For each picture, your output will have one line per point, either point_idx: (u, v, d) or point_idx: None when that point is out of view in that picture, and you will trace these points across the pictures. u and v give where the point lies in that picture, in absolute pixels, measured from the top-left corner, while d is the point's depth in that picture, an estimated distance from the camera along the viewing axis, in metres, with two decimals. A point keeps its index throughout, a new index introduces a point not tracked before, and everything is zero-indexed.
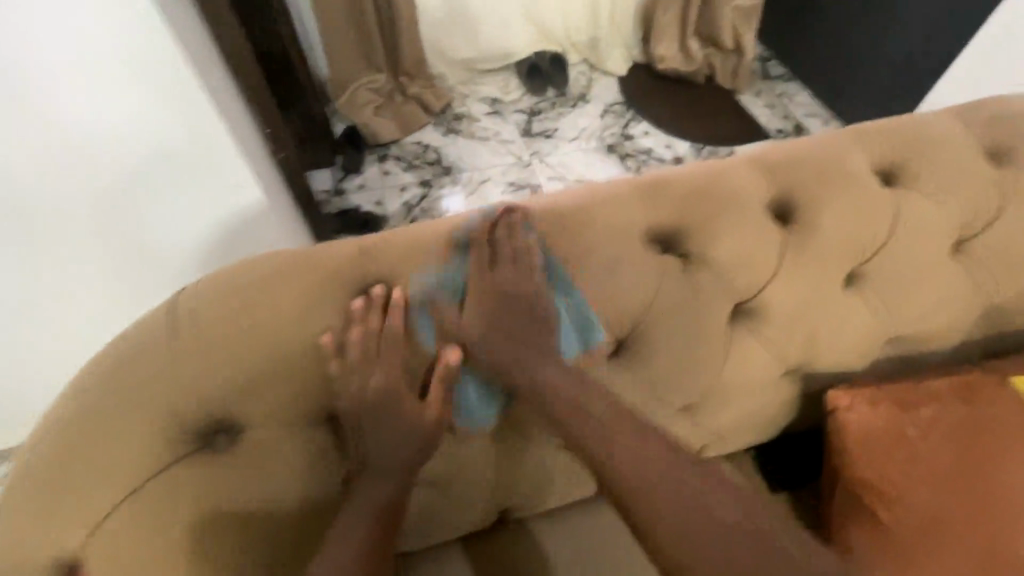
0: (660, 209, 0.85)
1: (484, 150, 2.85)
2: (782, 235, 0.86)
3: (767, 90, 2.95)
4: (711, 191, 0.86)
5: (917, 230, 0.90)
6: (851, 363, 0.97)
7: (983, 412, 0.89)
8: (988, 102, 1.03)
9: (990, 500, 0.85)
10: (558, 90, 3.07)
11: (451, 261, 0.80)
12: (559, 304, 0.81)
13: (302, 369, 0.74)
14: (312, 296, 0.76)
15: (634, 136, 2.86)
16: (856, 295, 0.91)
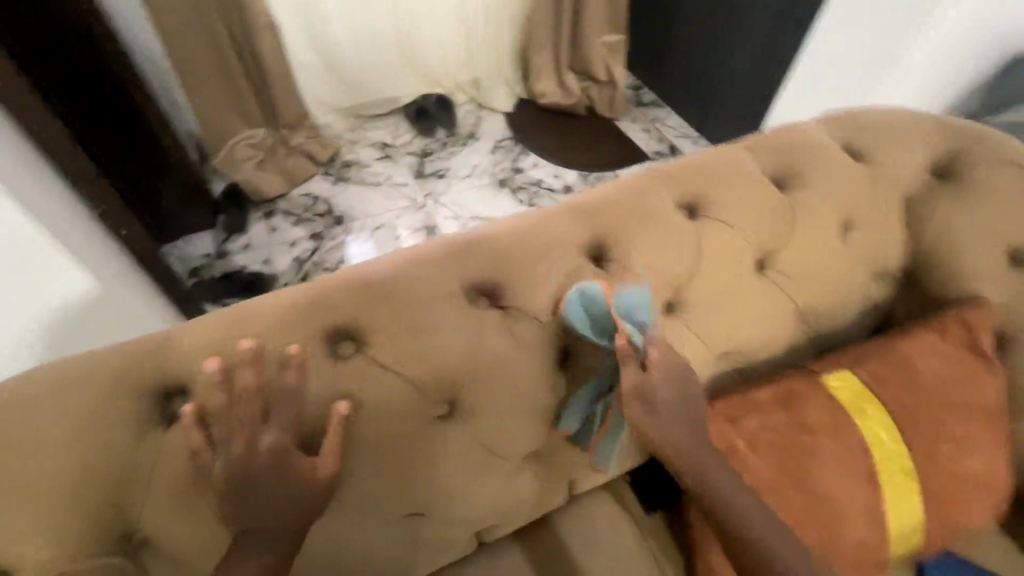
0: (481, 266, 0.88)
1: (376, 195, 2.82)
2: (599, 275, 0.90)
3: (642, 116, 3.10)
4: (530, 242, 0.90)
5: (725, 258, 0.99)
6: (688, 384, 1.03)
7: (797, 416, 0.97)
8: (775, 132, 1.15)
9: (810, 499, 0.93)
10: (448, 131, 3.10)
11: (269, 347, 0.77)
12: (388, 375, 0.79)
13: (94, 485, 0.68)
14: (102, 407, 0.70)
15: (524, 169, 2.95)
16: (677, 321, 0.98)
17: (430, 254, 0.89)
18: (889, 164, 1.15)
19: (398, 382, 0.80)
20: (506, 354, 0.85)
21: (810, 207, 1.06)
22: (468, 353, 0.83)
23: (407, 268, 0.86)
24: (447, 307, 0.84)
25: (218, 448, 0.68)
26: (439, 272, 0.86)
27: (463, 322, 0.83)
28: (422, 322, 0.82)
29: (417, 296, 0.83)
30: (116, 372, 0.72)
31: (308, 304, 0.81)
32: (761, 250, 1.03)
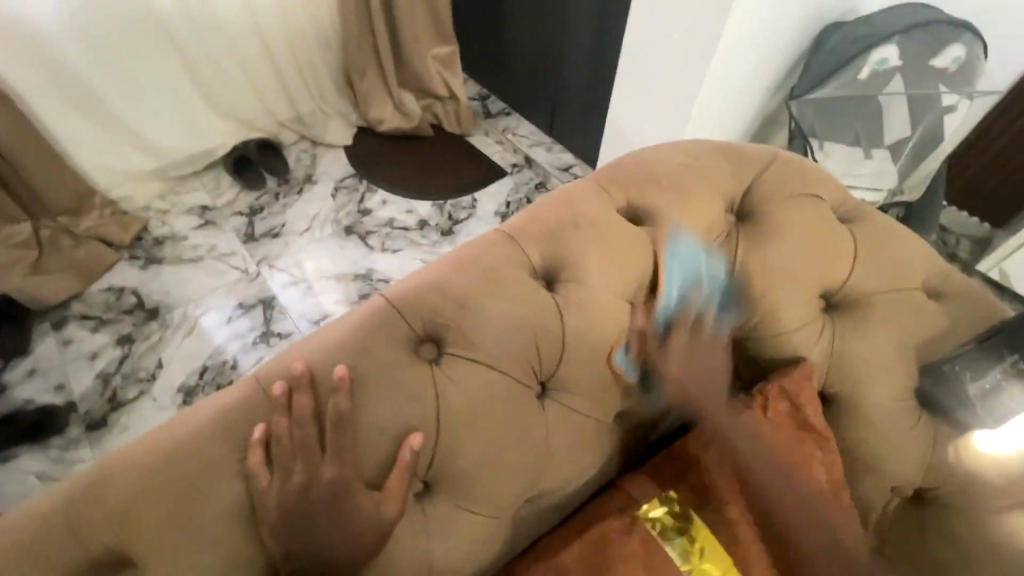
0: (280, 416, 0.62)
1: (199, 272, 1.92)
2: (446, 379, 0.70)
3: (493, 129, 2.42)
4: (349, 361, 0.67)
5: (604, 317, 0.80)
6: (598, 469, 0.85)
7: (728, 464, 0.81)
8: (628, 156, 0.98)
9: (758, 551, 0.78)
10: (278, 176, 2.17)
11: None
12: None
13: None
14: None
15: (373, 210, 2.14)
16: (566, 408, 0.77)
17: (210, 416, 0.62)
18: (761, 155, 1.02)
19: None
20: (343, 531, 0.59)
21: (691, 230, 0.91)
22: (277, 541, 0.58)
23: (170, 450, 0.60)
24: (234, 497, 0.58)
25: (463, 339, 0.72)
26: (223, 444, 0.60)
27: (251, 507, 0.59)
28: (201, 528, 0.57)
29: (193, 486, 0.58)
30: None
31: (44, 535, 0.55)
32: (647, 295, 0.86)
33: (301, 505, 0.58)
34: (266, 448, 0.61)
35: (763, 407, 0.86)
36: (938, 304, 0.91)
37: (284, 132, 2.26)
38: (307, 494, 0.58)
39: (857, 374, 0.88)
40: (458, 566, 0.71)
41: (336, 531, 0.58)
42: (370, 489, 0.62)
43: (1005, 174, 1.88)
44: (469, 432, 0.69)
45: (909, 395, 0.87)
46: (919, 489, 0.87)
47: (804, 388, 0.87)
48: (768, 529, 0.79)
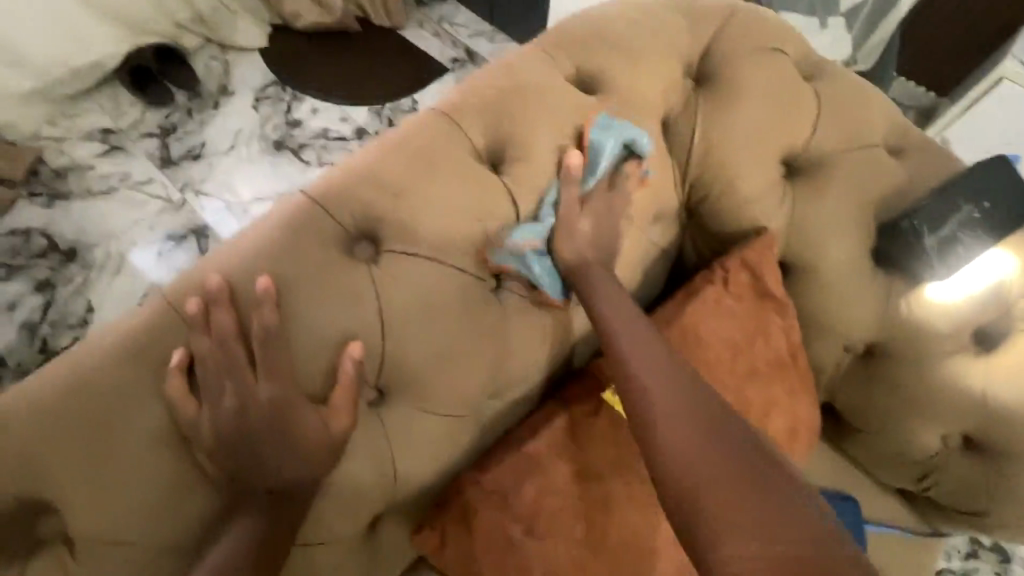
0: (197, 332, 0.54)
1: (119, 204, 1.61)
2: (386, 276, 0.63)
3: (426, 17, 2.14)
4: (271, 268, 0.58)
5: (557, 200, 0.73)
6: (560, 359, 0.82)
7: (693, 339, 0.80)
8: (574, 18, 0.86)
9: None
10: (188, 89, 1.83)
11: None
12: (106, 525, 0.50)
13: None
14: None
15: (304, 120, 1.87)
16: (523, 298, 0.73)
17: (115, 344, 0.54)
18: (720, 9, 0.91)
19: (137, 532, 0.51)
20: (290, 445, 0.54)
21: (645, 98, 0.82)
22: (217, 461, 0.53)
23: (73, 384, 0.52)
24: (159, 428, 0.52)
25: (404, 232, 0.64)
26: (134, 369, 0.53)
27: (178, 431, 0.52)
28: (124, 458, 0.51)
29: (108, 420, 0.51)
30: None
31: None
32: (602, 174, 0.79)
33: (237, 424, 0.52)
34: (189, 368, 0.54)
35: (724, 281, 0.84)
36: (897, 162, 0.89)
37: (184, 36, 1.87)
38: (246, 411, 0.53)
39: (815, 238, 0.86)
40: (422, 467, 0.69)
41: (282, 448, 0.54)
42: (315, 402, 0.57)
43: (960, 33, 1.80)
44: (419, 334, 0.64)
45: (865, 257, 0.86)
46: (869, 345, 0.90)
47: (764, 258, 0.85)
48: (728, 397, 0.80)
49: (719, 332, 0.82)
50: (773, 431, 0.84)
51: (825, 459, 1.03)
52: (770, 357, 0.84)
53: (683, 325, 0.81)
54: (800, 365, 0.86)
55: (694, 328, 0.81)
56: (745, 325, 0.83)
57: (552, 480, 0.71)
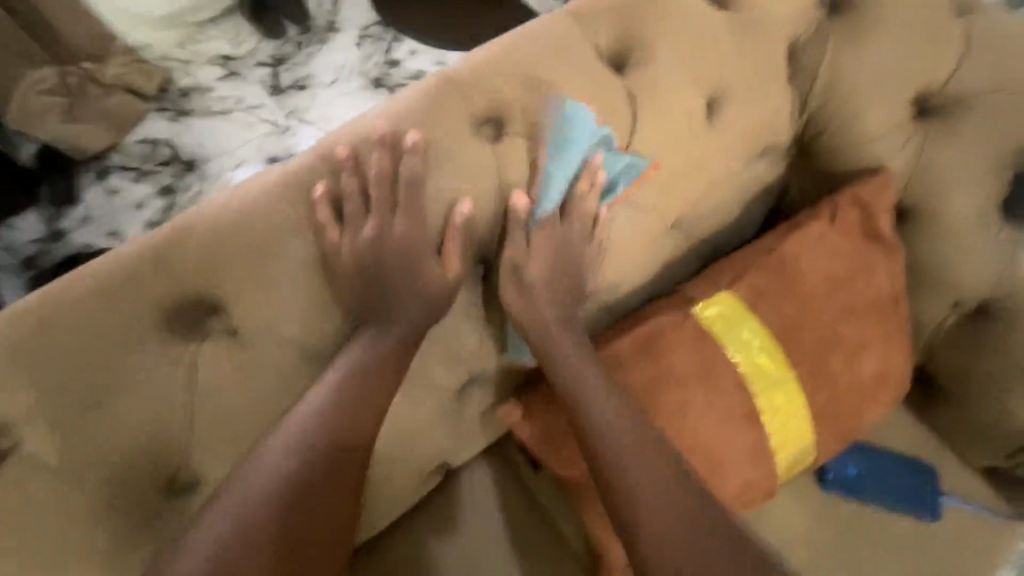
0: (346, 175, 0.62)
1: (206, 117, 1.43)
2: (507, 155, 0.67)
3: None
4: (411, 131, 0.64)
5: (671, 108, 0.75)
6: (651, 273, 0.84)
7: (792, 267, 0.80)
8: None
9: (812, 350, 0.79)
10: (299, 21, 1.58)
11: (100, 323, 0.55)
12: (262, 325, 0.60)
13: None
14: None
15: (404, 61, 1.59)
16: (625, 201, 0.76)
17: (280, 179, 0.61)
18: None
19: (285, 337, 0.61)
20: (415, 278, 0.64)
21: (775, 17, 0.80)
22: (352, 286, 0.62)
23: (244, 204, 0.60)
24: (313, 255, 0.60)
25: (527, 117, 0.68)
26: (292, 201, 0.60)
27: (326, 257, 0.60)
28: (280, 273, 0.59)
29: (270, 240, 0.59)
30: None
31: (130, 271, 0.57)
32: (720, 90, 0.78)
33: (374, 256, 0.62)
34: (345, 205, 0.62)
35: (833, 215, 0.82)
36: None
37: None
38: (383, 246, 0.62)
39: (940, 183, 0.82)
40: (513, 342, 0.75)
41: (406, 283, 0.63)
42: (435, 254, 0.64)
43: None
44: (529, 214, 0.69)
45: (995, 208, 0.81)
46: (983, 304, 0.85)
47: (880, 196, 0.82)
48: (821, 329, 0.79)
49: (820, 265, 0.80)
50: (863, 373, 0.82)
51: (906, 423, 1.00)
52: (870, 298, 0.82)
53: (783, 253, 0.80)
54: (900, 312, 0.84)
55: (795, 257, 0.80)
56: (848, 262, 0.81)
57: (636, 375, 0.74)
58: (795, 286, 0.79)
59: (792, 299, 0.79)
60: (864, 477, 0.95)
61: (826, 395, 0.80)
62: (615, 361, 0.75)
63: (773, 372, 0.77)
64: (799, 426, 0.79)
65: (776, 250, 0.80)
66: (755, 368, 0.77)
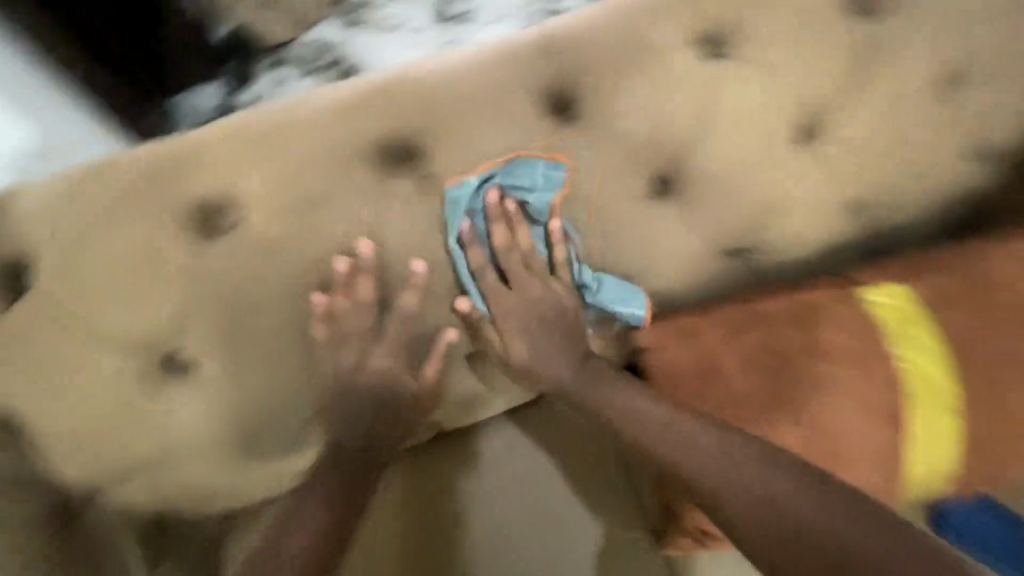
0: (564, 57, 0.64)
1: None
2: (721, 74, 0.66)
3: None
4: (635, 25, 0.64)
5: (902, 72, 0.70)
6: (823, 248, 0.79)
7: (981, 277, 0.73)
8: None
9: (985, 372, 0.72)
10: None
11: (327, 137, 0.61)
12: (452, 182, 0.63)
13: (145, 293, 0.60)
14: (137, 211, 0.58)
15: None
16: (822, 158, 0.72)
17: (503, 48, 0.64)
18: None
19: (469, 197, 0.64)
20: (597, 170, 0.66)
21: None
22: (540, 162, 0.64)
23: (467, 64, 0.63)
24: (520, 127, 0.64)
25: (751, 44, 0.66)
26: (510, 70, 0.63)
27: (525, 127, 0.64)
28: (483, 133, 0.63)
29: (485, 103, 0.63)
30: (143, 186, 0.59)
31: (360, 100, 0.62)
32: (960, 66, 0.71)
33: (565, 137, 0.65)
34: (564, 92, 0.64)
35: None
36: None
37: None
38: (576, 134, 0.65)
39: None
40: (666, 272, 0.74)
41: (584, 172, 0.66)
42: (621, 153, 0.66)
43: None
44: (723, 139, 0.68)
45: None
46: None
47: None
48: (1003, 353, 0.71)
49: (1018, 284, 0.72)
50: None
51: None
52: None
53: (976, 260, 0.74)
54: None
55: (990, 267, 0.73)
56: None
57: (783, 339, 0.71)
58: (979, 296, 0.73)
59: (976, 311, 0.72)
60: (990, 528, 0.76)
61: (985, 425, 0.72)
62: (764, 318, 0.72)
63: (934, 380, 0.71)
64: (945, 446, 0.72)
65: (971, 256, 0.73)
66: (916, 369, 0.71)
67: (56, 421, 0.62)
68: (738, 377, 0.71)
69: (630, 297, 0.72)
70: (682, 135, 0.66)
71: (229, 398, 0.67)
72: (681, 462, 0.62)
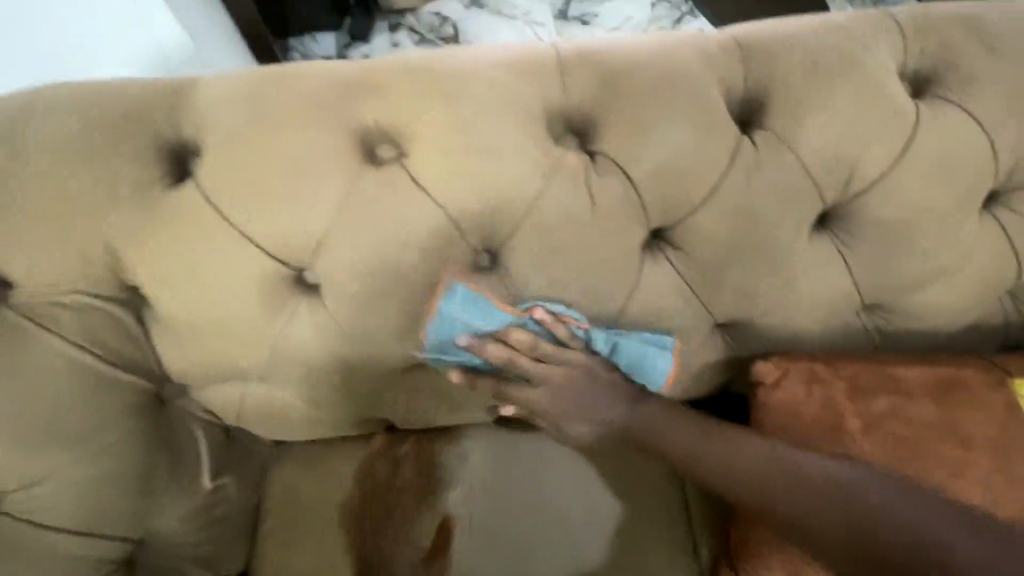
0: (762, 69, 0.62)
1: (487, 13, 1.30)
2: (922, 118, 0.63)
3: None
4: (839, 54, 0.63)
5: None
6: (977, 329, 0.72)
7: None
8: None
9: None
10: None
11: (513, 93, 0.59)
12: (629, 164, 0.59)
13: (297, 205, 0.58)
14: (316, 124, 0.58)
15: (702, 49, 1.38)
16: (1006, 230, 0.67)
17: (703, 46, 0.62)
18: None
19: (640, 183, 0.60)
20: (778, 185, 0.62)
21: None
22: (722, 164, 0.60)
23: (666, 52, 0.61)
24: (715, 124, 0.60)
25: (955, 96, 0.63)
26: (709, 67, 0.61)
27: (715, 124, 0.60)
28: (671, 120, 0.59)
29: (685, 91, 0.60)
30: (328, 102, 0.59)
31: (550, 66, 0.61)
32: None
33: (751, 145, 0.61)
34: (751, 104, 0.63)
35: None
36: None
37: None
38: (763, 145, 0.61)
39: None
40: (820, 311, 0.68)
41: (764, 185, 0.61)
42: (806, 174, 0.62)
43: None
44: (914, 184, 0.63)
45: None
46: None
47: None
48: None
49: None
50: None
51: None
52: None
53: None
54: None
55: None
56: None
57: (927, 413, 0.65)
58: None
59: None
60: None
61: None
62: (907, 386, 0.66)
63: None
64: None
65: None
66: None
67: (182, 303, 0.60)
68: (867, 440, 0.64)
69: (649, 363, 0.64)
70: (874, 170, 0.62)
71: (339, 333, 0.63)
72: (752, 485, 0.61)
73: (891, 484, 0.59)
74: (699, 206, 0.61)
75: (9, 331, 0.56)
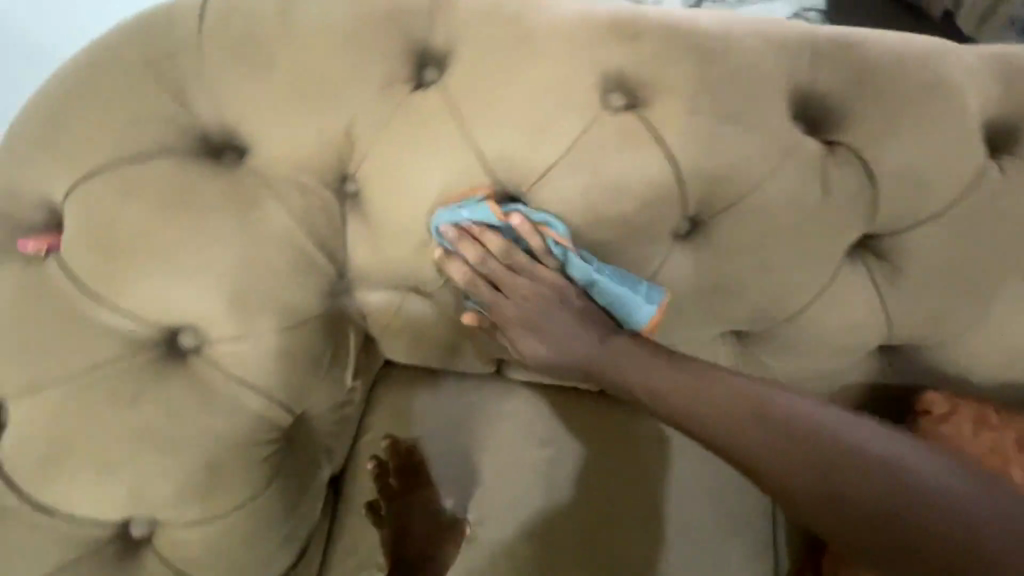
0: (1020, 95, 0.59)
1: None
2: None
3: None
4: None
5: None
6: None
7: None
8: None
9: None
10: None
11: (760, 68, 0.58)
12: (863, 164, 0.58)
13: (522, 135, 0.59)
14: (557, 60, 0.59)
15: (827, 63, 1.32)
16: None
17: (962, 59, 0.59)
18: None
19: (868, 186, 0.58)
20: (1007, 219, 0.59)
21: None
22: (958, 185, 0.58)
23: (925, 56, 0.59)
24: (969, 139, 0.57)
25: None
26: (967, 82, 0.58)
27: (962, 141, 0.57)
28: (918, 128, 0.57)
29: (944, 98, 0.57)
30: (571, 41, 0.59)
31: (802, 48, 0.59)
32: None
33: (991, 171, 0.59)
34: (1008, 127, 0.59)
35: None
36: None
37: None
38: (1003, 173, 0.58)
39: None
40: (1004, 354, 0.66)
41: (993, 215, 0.59)
42: None
43: None
44: None
45: None
46: None
47: None
48: None
49: None
50: None
51: None
52: None
53: None
54: None
55: None
56: None
57: None
58: None
59: None
60: None
61: None
62: None
63: None
64: None
65: None
66: None
67: (394, 207, 0.62)
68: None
69: (624, 299, 0.62)
70: None
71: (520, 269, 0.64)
72: (740, 433, 0.59)
73: (900, 440, 0.57)
74: (931, 220, 0.59)
75: (245, 196, 0.59)
